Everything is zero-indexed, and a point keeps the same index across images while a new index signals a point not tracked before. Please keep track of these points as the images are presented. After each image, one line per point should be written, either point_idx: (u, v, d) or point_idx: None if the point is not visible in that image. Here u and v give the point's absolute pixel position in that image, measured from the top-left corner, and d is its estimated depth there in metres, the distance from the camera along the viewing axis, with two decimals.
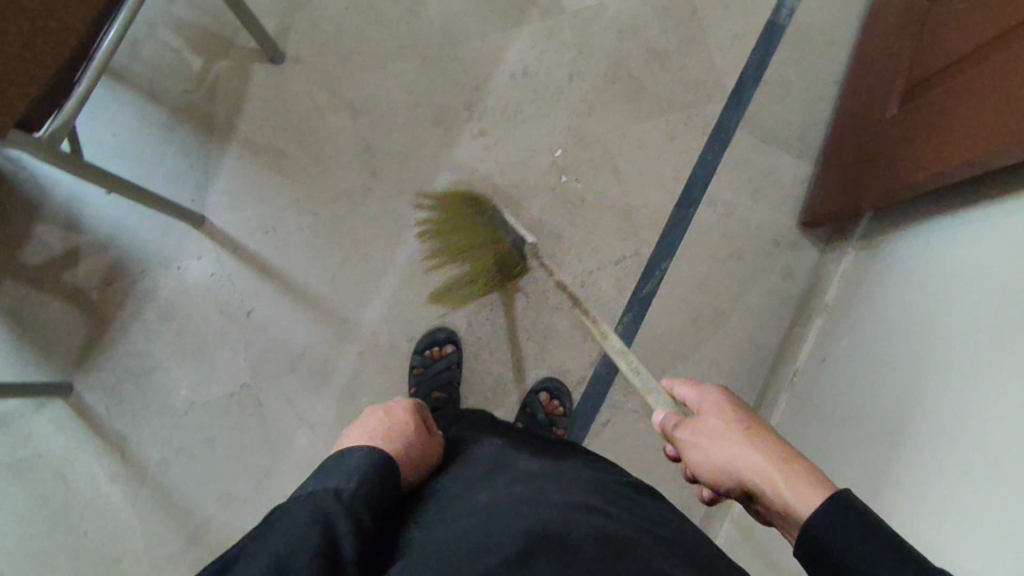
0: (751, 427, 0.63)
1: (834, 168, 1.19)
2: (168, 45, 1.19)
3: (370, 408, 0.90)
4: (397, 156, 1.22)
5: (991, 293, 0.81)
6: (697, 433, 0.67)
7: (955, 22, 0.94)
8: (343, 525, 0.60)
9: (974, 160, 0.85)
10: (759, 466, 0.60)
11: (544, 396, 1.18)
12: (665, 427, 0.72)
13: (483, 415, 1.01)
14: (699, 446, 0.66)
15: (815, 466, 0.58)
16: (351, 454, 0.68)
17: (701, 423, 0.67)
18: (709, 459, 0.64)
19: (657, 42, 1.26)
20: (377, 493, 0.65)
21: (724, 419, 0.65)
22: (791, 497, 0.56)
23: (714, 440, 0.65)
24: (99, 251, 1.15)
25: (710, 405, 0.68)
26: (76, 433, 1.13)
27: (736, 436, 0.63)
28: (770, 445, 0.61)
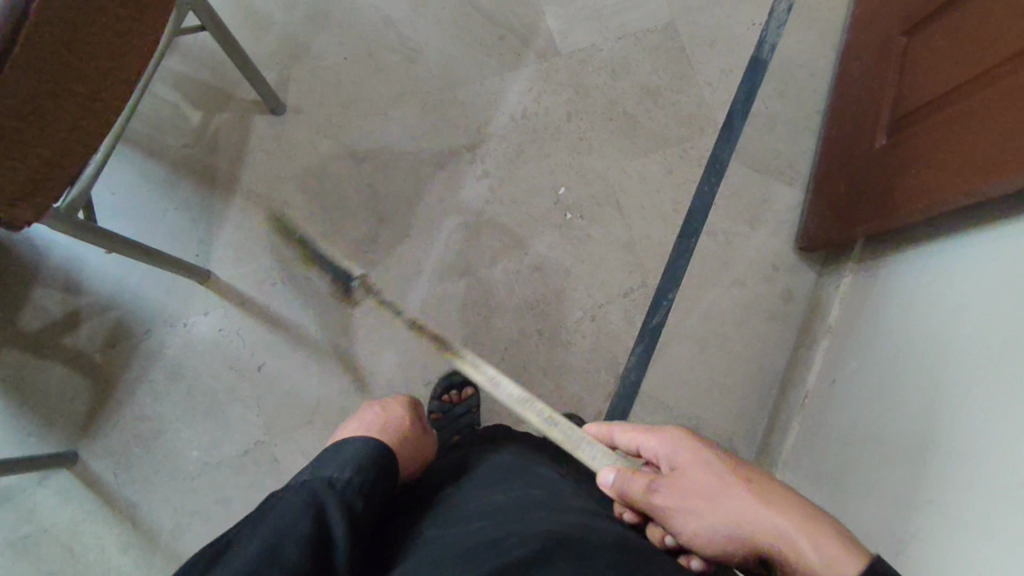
0: (745, 481, 0.62)
1: (826, 194, 1.25)
2: (165, 100, 1.18)
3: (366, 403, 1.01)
4: (403, 201, 1.22)
5: (995, 313, 0.86)
6: (682, 492, 0.64)
7: (936, 58, 1.01)
8: (334, 504, 0.62)
9: (970, 189, 0.90)
10: (768, 526, 0.58)
11: (566, 432, 1.15)
12: (638, 491, 0.68)
13: (499, 427, 1.01)
14: (686, 508, 0.63)
15: (826, 516, 0.57)
16: (345, 446, 0.71)
17: (685, 481, 0.65)
18: (705, 520, 0.61)
19: (649, 79, 1.30)
20: (371, 482, 0.68)
21: (714, 474, 0.64)
22: (811, 553, 0.54)
23: (707, 497, 0.62)
24: (101, 312, 1.13)
25: (689, 460, 0.67)
26: (84, 502, 1.08)
27: (735, 492, 0.61)
28: (773, 499, 0.60)
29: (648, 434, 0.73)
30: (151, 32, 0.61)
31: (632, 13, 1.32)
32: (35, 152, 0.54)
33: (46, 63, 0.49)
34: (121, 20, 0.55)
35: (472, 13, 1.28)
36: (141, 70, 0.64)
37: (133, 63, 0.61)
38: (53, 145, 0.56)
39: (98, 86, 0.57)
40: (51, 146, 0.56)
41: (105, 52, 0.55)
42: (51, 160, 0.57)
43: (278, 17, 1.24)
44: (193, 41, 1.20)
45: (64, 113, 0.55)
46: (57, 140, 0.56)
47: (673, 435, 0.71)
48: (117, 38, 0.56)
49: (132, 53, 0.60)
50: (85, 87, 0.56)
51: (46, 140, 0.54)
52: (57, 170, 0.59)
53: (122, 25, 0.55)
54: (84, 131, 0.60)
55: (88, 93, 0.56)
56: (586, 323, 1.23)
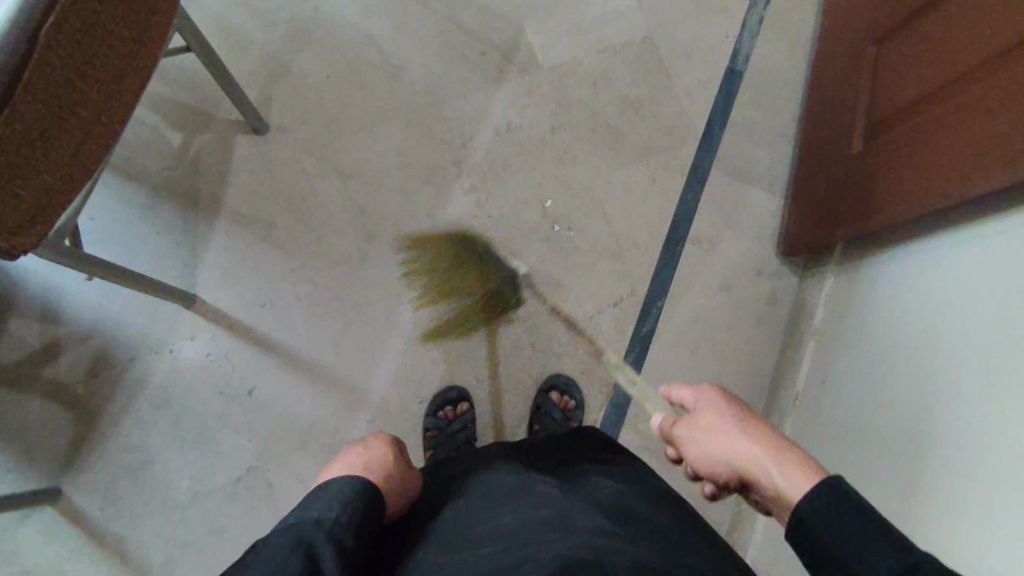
0: (747, 419, 0.67)
1: (806, 199, 1.28)
2: (143, 121, 1.16)
3: (347, 446, 0.94)
4: (391, 218, 1.21)
5: (979, 311, 0.89)
6: (693, 424, 0.71)
7: (908, 66, 1.05)
8: (323, 547, 0.62)
9: (949, 191, 0.93)
10: (755, 454, 0.63)
11: (554, 393, 1.20)
12: (665, 427, 0.76)
13: (500, 444, 1.00)
14: (692, 438, 0.70)
15: (811, 456, 0.61)
16: (332, 482, 0.71)
17: (697, 416, 0.71)
18: (705, 448, 0.68)
19: (630, 91, 1.33)
20: (360, 517, 0.67)
21: (722, 411, 0.69)
22: (784, 482, 0.59)
23: (710, 429, 0.68)
24: (82, 342, 1.09)
25: (706, 400, 0.72)
26: (69, 540, 1.04)
27: (733, 427, 0.66)
28: (766, 436, 0.64)
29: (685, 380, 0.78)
30: (145, 59, 0.62)
31: (610, 27, 1.34)
32: (38, 180, 0.53)
33: (53, 87, 0.49)
34: (120, 46, 0.55)
35: (453, 29, 1.29)
36: (135, 99, 0.64)
37: (129, 89, 0.61)
38: (55, 173, 0.55)
39: (97, 113, 0.57)
40: (54, 174, 0.55)
41: (105, 78, 0.55)
42: (50, 188, 0.56)
43: (257, 36, 1.23)
44: (170, 62, 1.18)
45: (66, 139, 0.54)
46: (59, 166, 0.55)
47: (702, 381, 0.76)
48: (116, 64, 0.56)
49: (128, 80, 0.60)
50: (85, 113, 0.55)
51: (49, 167, 0.54)
52: (57, 198, 0.58)
53: (120, 52, 0.56)
54: (82, 159, 0.59)
55: (87, 120, 0.56)
56: (579, 333, 1.24)
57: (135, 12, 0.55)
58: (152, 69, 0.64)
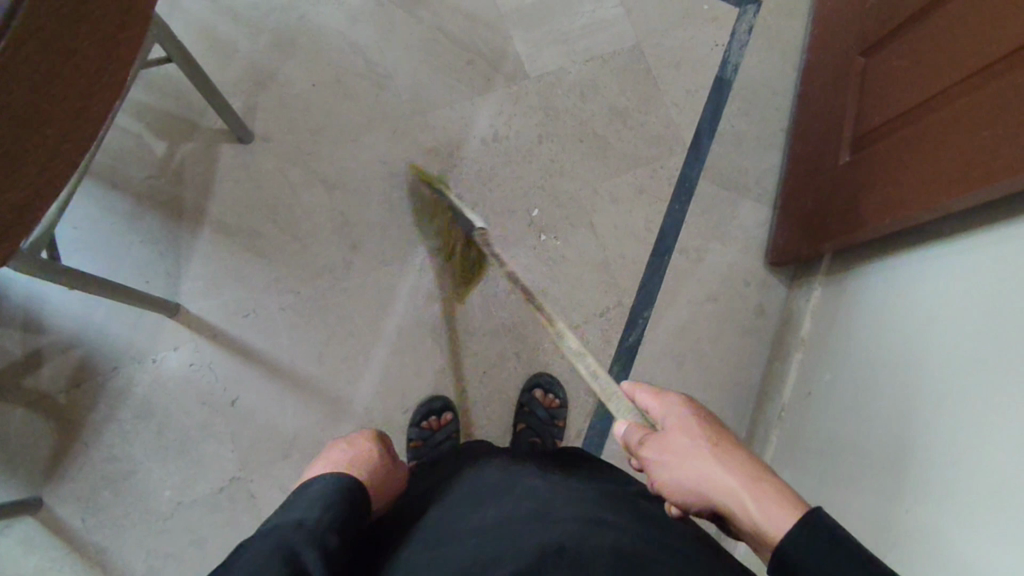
0: (721, 445, 0.67)
1: (793, 210, 1.28)
2: (127, 130, 1.16)
3: (332, 441, 0.97)
4: (376, 227, 1.21)
5: (962, 325, 0.89)
6: (663, 448, 0.70)
7: (894, 79, 1.05)
8: (306, 544, 0.63)
9: (935, 205, 0.92)
10: (731, 486, 0.62)
11: (538, 391, 1.20)
12: (632, 445, 0.75)
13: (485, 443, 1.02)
14: (661, 462, 0.69)
15: (785, 486, 0.61)
16: (312, 487, 0.72)
17: (668, 440, 0.70)
18: (674, 473, 0.67)
19: (617, 101, 1.32)
20: (341, 519, 0.69)
21: (695, 436, 0.68)
22: (759, 515, 0.59)
23: (681, 455, 0.67)
24: (65, 351, 1.09)
25: (677, 423, 0.71)
26: (49, 550, 1.04)
27: (707, 454, 0.66)
28: (740, 466, 0.64)
29: (655, 396, 0.78)
30: (116, 76, 0.61)
31: (598, 36, 1.34)
32: (6, 202, 0.52)
33: (8, 106, 0.48)
34: (82, 64, 0.54)
35: (440, 39, 1.29)
36: (108, 116, 0.63)
37: (100, 106, 0.60)
38: (24, 194, 0.54)
39: (65, 132, 0.56)
40: (23, 196, 0.54)
41: (69, 96, 0.55)
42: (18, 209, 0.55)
43: (243, 45, 1.22)
44: (155, 70, 1.17)
45: (34, 160, 0.54)
46: (28, 187, 0.55)
47: (674, 399, 0.75)
48: (82, 82, 0.56)
49: (99, 97, 0.59)
50: (52, 133, 0.55)
51: (19, 189, 0.53)
52: (28, 220, 0.58)
53: (85, 70, 0.55)
54: (52, 178, 0.58)
55: (54, 139, 0.55)
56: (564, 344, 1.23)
57: (99, 30, 0.55)
58: (126, 86, 0.64)
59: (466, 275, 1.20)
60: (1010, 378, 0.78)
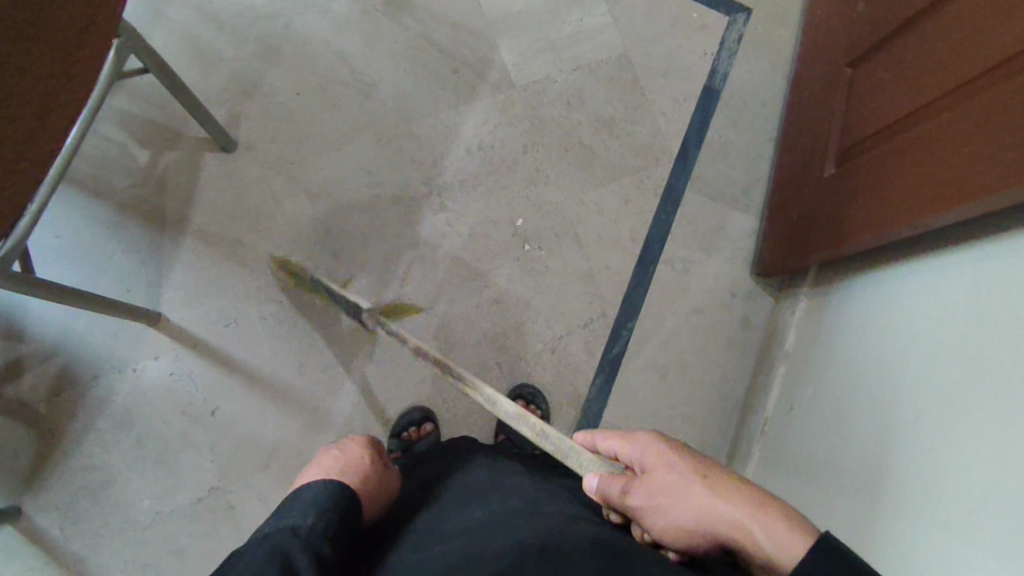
0: (712, 477, 0.66)
1: (780, 222, 1.26)
2: (111, 139, 1.16)
3: (328, 446, 0.97)
4: (358, 237, 1.21)
5: (942, 345, 0.88)
6: (652, 489, 0.67)
7: (879, 92, 1.04)
8: (300, 550, 0.63)
9: (915, 222, 0.91)
10: (735, 514, 0.61)
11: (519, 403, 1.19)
12: (613, 495, 0.70)
13: (473, 444, 1.02)
14: (654, 505, 0.66)
15: (783, 506, 0.60)
16: (305, 494, 0.72)
17: (655, 481, 0.67)
18: (672, 514, 0.64)
19: (604, 110, 1.32)
20: (335, 526, 0.69)
21: (685, 471, 0.67)
22: (770, 540, 0.57)
23: (676, 493, 0.65)
24: (46, 360, 1.09)
25: (660, 464, 0.70)
26: (27, 559, 1.04)
27: (703, 487, 0.64)
28: (736, 493, 0.63)
29: (623, 441, 0.75)
30: (75, 75, 0.59)
31: (585, 44, 1.33)
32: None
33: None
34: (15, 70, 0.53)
35: (426, 47, 1.28)
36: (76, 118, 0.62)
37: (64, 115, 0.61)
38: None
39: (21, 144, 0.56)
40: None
41: (11, 107, 0.54)
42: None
43: (227, 54, 1.23)
44: (139, 79, 1.18)
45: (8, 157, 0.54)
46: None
47: (645, 439, 0.74)
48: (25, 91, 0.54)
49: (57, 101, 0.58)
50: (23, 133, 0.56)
51: None
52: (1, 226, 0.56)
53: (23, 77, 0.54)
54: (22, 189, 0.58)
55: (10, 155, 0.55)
56: (547, 355, 1.23)
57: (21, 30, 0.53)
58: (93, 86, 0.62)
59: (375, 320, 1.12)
60: (988, 402, 0.77)
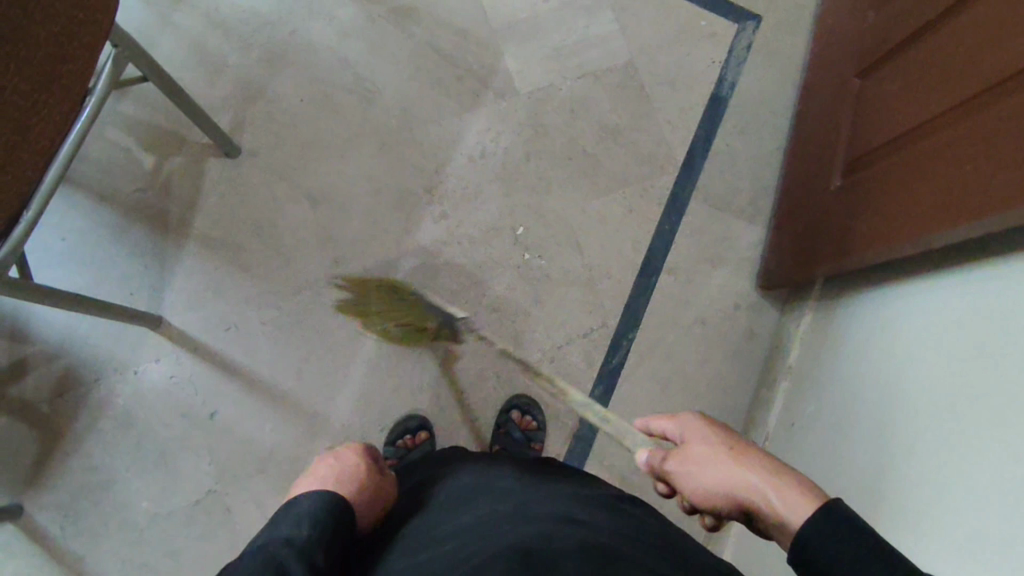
0: (739, 446, 0.66)
1: (786, 233, 1.24)
2: (118, 145, 1.18)
3: (321, 457, 0.97)
4: (358, 243, 1.21)
5: (940, 365, 0.86)
6: (686, 458, 0.68)
7: (886, 104, 1.02)
8: (293, 562, 0.62)
9: (919, 239, 0.89)
10: (753, 482, 0.61)
11: (516, 413, 1.18)
12: (657, 463, 0.73)
13: (460, 449, 1.01)
14: (688, 475, 0.67)
15: (806, 477, 0.60)
16: (298, 503, 0.72)
17: (688, 453, 0.69)
18: (699, 480, 0.66)
19: (608, 118, 1.30)
20: (328, 536, 0.68)
21: (713, 440, 0.67)
22: (785, 509, 0.57)
23: (704, 461, 0.66)
24: (50, 360, 1.11)
25: (694, 433, 0.70)
26: (27, 556, 1.06)
27: (727, 456, 0.65)
28: (759, 463, 0.63)
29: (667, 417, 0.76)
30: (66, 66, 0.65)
31: (590, 52, 1.32)
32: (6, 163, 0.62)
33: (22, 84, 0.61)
34: (15, 92, 0.60)
35: (430, 53, 1.28)
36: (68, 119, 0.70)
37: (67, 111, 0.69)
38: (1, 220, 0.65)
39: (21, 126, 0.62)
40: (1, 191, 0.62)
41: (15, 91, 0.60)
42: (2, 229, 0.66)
43: (233, 60, 1.24)
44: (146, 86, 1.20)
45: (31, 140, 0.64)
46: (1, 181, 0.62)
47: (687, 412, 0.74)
48: (21, 107, 0.61)
49: (49, 114, 0.66)
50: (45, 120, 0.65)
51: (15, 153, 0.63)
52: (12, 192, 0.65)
53: (21, 97, 0.61)
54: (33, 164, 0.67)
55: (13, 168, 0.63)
56: (545, 365, 1.22)
57: (18, 56, 0.59)
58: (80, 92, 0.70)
59: (442, 333, 1.12)
60: (988, 429, 0.74)
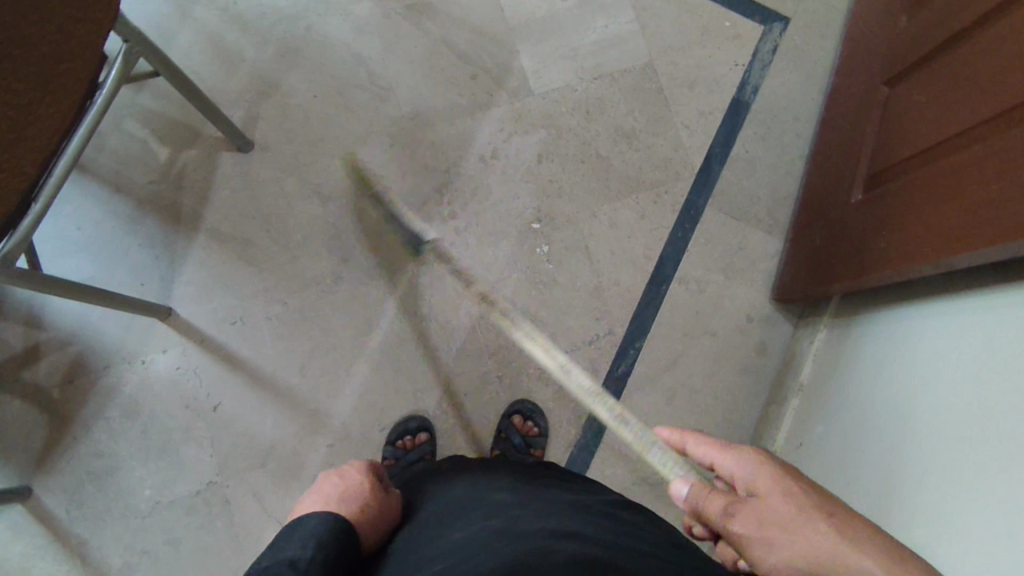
0: (830, 513, 0.57)
1: (804, 246, 1.20)
2: (134, 136, 1.20)
3: (326, 471, 0.97)
4: (366, 241, 1.21)
5: (957, 388, 0.82)
6: (759, 517, 0.59)
7: (911, 117, 0.97)
8: None
9: (938, 261, 0.84)
10: (856, 562, 0.52)
11: (517, 418, 1.17)
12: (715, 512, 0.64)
13: (457, 458, 0.99)
14: (762, 533, 0.58)
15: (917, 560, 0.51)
16: (305, 523, 0.72)
17: (765, 507, 0.59)
18: (779, 548, 0.56)
19: (624, 120, 1.28)
20: (330, 557, 0.68)
21: (799, 502, 0.58)
22: None
23: (786, 525, 0.57)
24: (62, 347, 1.14)
25: (768, 487, 0.61)
26: (33, 538, 1.08)
27: (819, 525, 0.56)
28: (860, 538, 0.54)
29: (725, 451, 0.68)
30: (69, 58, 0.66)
31: (609, 53, 1.30)
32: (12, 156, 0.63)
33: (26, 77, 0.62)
34: (10, 92, 0.60)
35: (445, 52, 1.28)
36: (67, 117, 0.70)
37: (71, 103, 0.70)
38: None
39: (25, 113, 0.63)
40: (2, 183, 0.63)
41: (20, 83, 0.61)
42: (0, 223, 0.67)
43: (249, 54, 1.25)
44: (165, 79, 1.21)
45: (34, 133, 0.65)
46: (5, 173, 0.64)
47: (754, 456, 0.65)
48: (21, 100, 0.62)
49: (45, 111, 0.66)
50: (46, 113, 0.66)
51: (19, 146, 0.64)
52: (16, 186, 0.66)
53: (14, 93, 0.61)
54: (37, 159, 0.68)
55: (9, 164, 0.63)
56: (549, 371, 1.20)
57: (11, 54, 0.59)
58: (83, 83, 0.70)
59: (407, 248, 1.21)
60: (1000, 464, 0.70)
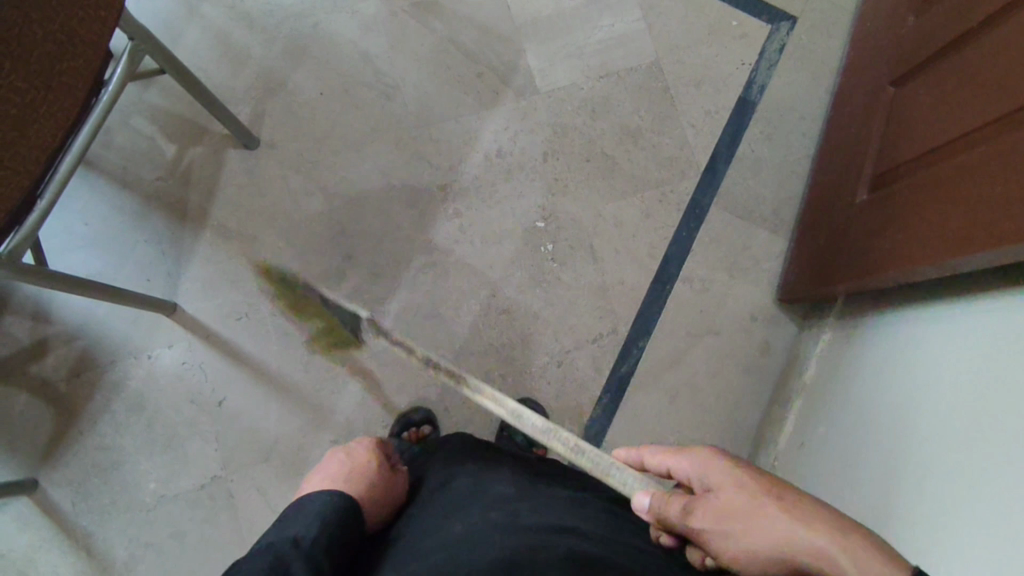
0: (788, 499, 0.57)
1: (809, 246, 1.20)
2: (142, 133, 1.21)
3: (332, 450, 0.98)
4: (370, 239, 1.21)
5: (958, 390, 0.82)
6: (717, 512, 0.59)
7: (916, 118, 0.97)
8: (297, 558, 0.63)
9: (941, 262, 0.84)
10: (816, 544, 0.52)
11: None
12: (671, 514, 0.63)
13: (466, 436, 0.99)
14: (723, 527, 0.58)
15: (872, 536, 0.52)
16: (310, 502, 0.73)
17: (723, 501, 0.59)
18: (740, 539, 0.56)
19: (629, 120, 1.28)
20: (333, 537, 0.69)
21: (754, 491, 0.59)
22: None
23: (745, 515, 0.57)
24: (68, 341, 1.15)
25: (723, 479, 0.61)
26: (39, 530, 1.09)
27: (776, 510, 0.56)
28: (817, 519, 0.54)
29: (676, 454, 0.68)
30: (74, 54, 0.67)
31: (614, 52, 1.30)
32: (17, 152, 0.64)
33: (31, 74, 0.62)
34: (14, 89, 0.61)
35: (451, 50, 1.28)
36: (71, 112, 0.70)
37: (76, 99, 0.70)
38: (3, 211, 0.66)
39: (30, 110, 0.64)
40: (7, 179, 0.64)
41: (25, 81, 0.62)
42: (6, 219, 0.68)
43: (256, 52, 1.25)
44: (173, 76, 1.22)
45: (39, 129, 0.66)
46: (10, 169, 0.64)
47: (705, 454, 0.65)
48: (26, 96, 0.63)
49: (49, 107, 0.67)
50: (50, 109, 0.67)
51: (24, 143, 0.65)
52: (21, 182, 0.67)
53: (18, 91, 0.61)
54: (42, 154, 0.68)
55: (12, 162, 0.64)
56: (552, 369, 1.20)
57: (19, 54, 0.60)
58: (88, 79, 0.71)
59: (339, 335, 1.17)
60: (999, 465, 0.70)
